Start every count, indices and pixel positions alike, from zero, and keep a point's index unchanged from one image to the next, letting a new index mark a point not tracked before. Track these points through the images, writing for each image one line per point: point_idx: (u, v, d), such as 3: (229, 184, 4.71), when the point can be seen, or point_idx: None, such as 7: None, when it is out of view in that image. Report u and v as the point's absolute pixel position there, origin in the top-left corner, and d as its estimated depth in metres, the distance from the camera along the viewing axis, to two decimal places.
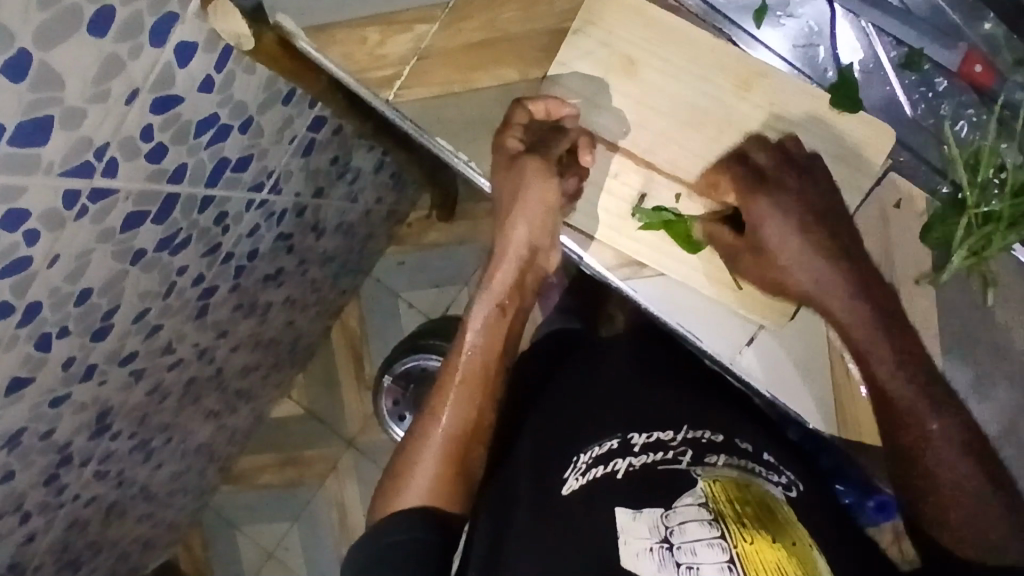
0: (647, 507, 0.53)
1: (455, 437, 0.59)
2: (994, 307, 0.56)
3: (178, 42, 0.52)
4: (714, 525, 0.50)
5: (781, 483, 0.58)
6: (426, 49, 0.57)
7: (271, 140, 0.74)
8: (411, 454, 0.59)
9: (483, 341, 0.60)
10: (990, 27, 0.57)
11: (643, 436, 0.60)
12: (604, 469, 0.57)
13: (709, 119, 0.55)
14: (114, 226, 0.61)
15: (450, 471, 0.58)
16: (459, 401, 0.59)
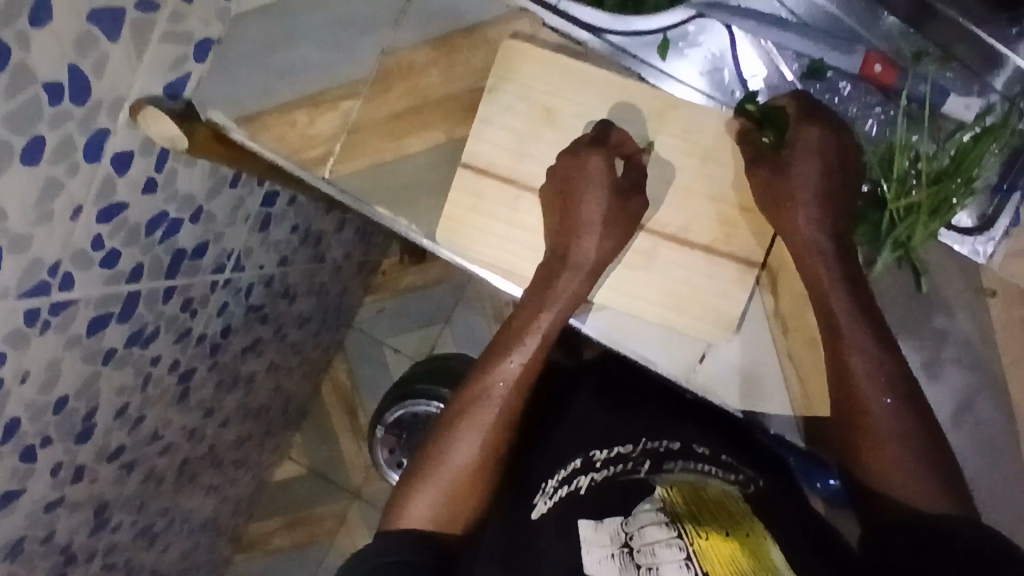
0: (607, 517, 0.52)
1: (482, 467, 0.56)
2: (928, 292, 0.57)
3: (114, 154, 0.55)
4: (672, 525, 0.49)
5: (738, 481, 0.59)
6: (354, 123, 0.58)
7: (226, 223, 0.76)
8: (432, 471, 0.56)
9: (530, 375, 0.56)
10: (889, 23, 0.56)
11: (605, 452, 0.63)
12: (569, 488, 0.59)
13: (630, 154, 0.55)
14: (79, 332, 0.62)
15: (455, 495, 0.55)
16: (495, 434, 0.56)
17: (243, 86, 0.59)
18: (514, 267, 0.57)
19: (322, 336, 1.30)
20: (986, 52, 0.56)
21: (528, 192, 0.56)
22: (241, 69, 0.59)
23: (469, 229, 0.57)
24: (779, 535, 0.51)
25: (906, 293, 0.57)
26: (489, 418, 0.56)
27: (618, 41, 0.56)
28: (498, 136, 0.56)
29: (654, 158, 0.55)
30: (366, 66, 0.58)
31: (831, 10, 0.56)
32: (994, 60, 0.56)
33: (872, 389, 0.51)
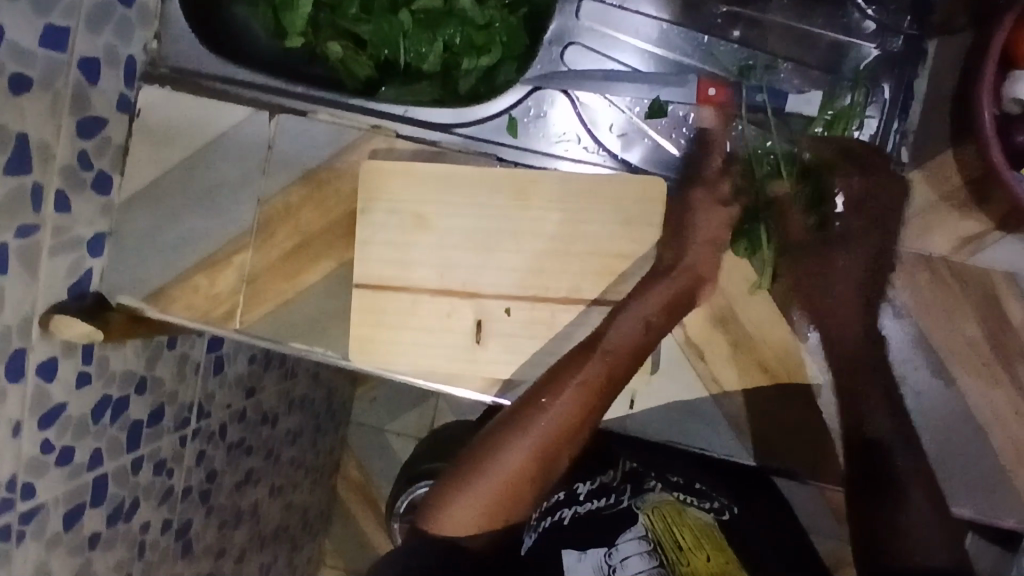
0: (591, 549, 0.62)
1: (516, 477, 0.58)
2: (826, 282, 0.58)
3: (36, 365, 0.58)
4: (654, 555, 0.61)
5: (713, 509, 0.66)
6: (250, 273, 0.61)
7: (176, 381, 0.79)
8: (470, 475, 0.59)
9: (603, 382, 0.56)
10: (708, 42, 0.62)
11: (588, 484, 0.67)
12: (551, 519, 0.65)
13: (506, 237, 0.57)
14: (55, 531, 0.65)
15: (501, 492, 0.59)
16: (519, 446, 0.58)
17: (143, 265, 0.62)
18: (430, 368, 0.58)
19: (320, 442, 1.32)
20: (825, 44, 0.62)
21: (426, 294, 0.58)
22: (139, 252, 0.62)
23: (379, 343, 0.59)
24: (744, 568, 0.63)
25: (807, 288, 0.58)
26: (541, 438, 0.58)
27: (470, 131, 0.61)
28: (380, 251, 0.59)
29: (529, 231, 0.57)
30: (248, 218, 0.61)
31: (653, 51, 0.62)
32: (839, 48, 0.61)
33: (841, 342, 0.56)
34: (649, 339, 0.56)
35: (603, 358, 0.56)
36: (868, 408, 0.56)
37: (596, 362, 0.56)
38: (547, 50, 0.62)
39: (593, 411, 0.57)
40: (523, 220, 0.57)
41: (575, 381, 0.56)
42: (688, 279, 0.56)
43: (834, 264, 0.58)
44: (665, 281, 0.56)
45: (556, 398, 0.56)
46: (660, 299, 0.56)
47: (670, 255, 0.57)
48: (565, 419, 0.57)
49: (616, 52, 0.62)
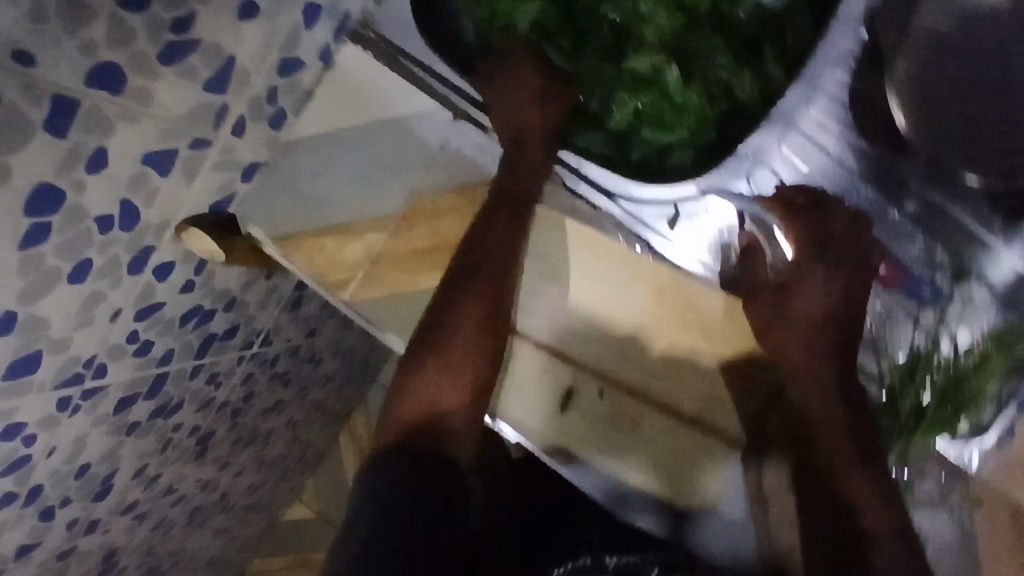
0: None
1: (409, 424, 0.55)
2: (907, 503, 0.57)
3: (156, 263, 0.60)
4: None
5: None
6: (377, 255, 0.62)
7: (257, 307, 0.81)
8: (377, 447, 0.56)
9: (484, 309, 0.57)
10: (911, 207, 0.57)
11: (617, 558, 0.58)
12: None
13: (628, 326, 0.59)
14: (107, 410, 0.67)
15: (416, 419, 0.55)
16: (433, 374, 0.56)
17: (284, 208, 0.64)
18: (509, 412, 0.60)
19: (345, 391, 1.34)
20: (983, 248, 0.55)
21: (527, 343, 0.61)
22: (284, 192, 0.64)
23: None
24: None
25: None
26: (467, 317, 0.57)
27: (631, 208, 0.60)
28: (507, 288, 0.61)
29: (647, 322, 0.59)
30: (395, 204, 0.62)
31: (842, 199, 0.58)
32: None
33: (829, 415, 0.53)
34: (498, 308, 0.58)
35: (475, 296, 0.57)
36: (852, 487, 0.51)
37: (462, 330, 0.57)
38: (737, 156, 0.58)
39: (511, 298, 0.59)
40: (657, 317, 0.59)
41: (459, 328, 0.57)
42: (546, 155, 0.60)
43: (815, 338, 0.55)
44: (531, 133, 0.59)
45: (451, 335, 0.57)
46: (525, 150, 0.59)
47: (511, 107, 0.59)
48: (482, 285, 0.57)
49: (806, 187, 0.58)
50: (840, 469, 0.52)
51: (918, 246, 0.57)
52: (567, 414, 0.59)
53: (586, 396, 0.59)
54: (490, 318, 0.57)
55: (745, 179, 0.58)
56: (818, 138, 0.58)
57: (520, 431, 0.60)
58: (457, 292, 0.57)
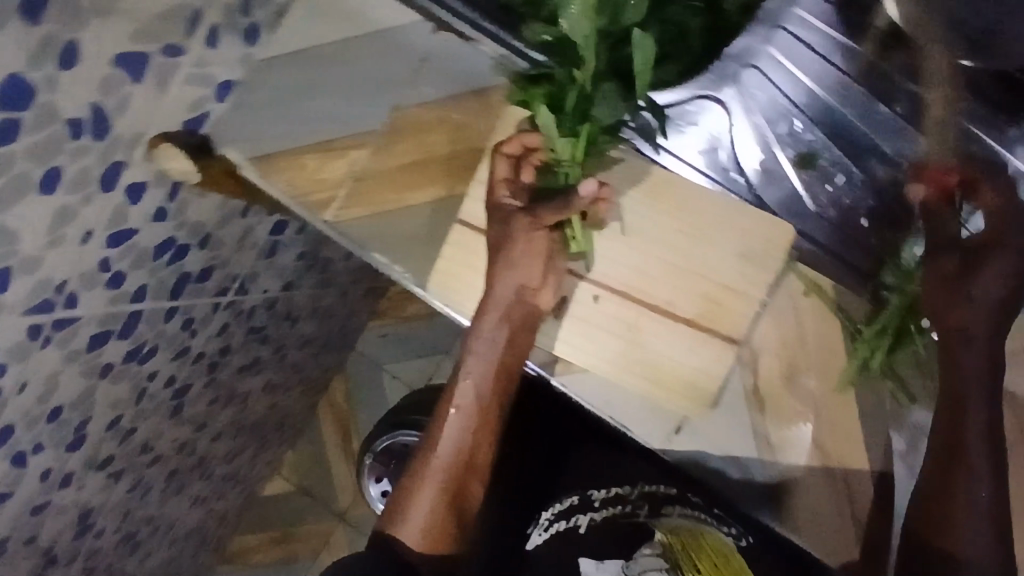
0: (608, 559, 0.62)
1: (447, 485, 0.57)
2: (910, 405, 0.57)
3: (128, 183, 0.57)
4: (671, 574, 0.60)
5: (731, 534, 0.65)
6: (360, 172, 0.61)
7: (234, 250, 0.78)
8: (404, 503, 0.58)
9: (503, 362, 0.56)
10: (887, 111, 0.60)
11: (602, 491, 0.68)
12: (566, 524, 0.66)
13: (622, 231, 0.56)
14: (80, 348, 0.65)
15: (458, 453, 0.57)
16: (457, 425, 0.57)
17: (261, 130, 0.61)
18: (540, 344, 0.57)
19: (323, 356, 1.32)
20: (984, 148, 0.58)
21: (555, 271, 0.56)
22: (259, 114, 0.61)
23: (462, 283, 0.60)
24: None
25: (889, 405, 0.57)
26: (446, 467, 0.57)
27: None
28: None
29: (632, 218, 0.56)
30: (378, 119, 0.61)
31: (828, 101, 0.60)
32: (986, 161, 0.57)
33: (964, 346, 0.52)
34: (511, 358, 0.56)
35: (488, 357, 0.56)
36: (967, 472, 0.51)
37: (470, 377, 0.57)
38: (724, 61, 0.59)
39: (492, 427, 0.58)
40: (650, 220, 0.56)
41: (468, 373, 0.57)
42: (519, 304, 0.55)
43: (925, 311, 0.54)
44: (504, 282, 0.54)
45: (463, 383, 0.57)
46: (488, 361, 0.56)
47: (469, 384, 0.57)
48: (463, 437, 0.57)
49: (791, 90, 0.60)
50: (958, 389, 0.52)
51: (904, 139, 0.60)
52: (563, 333, 0.57)
53: (586, 305, 0.56)
54: (505, 372, 0.56)
55: (733, 82, 0.59)
56: (805, 35, 0.61)
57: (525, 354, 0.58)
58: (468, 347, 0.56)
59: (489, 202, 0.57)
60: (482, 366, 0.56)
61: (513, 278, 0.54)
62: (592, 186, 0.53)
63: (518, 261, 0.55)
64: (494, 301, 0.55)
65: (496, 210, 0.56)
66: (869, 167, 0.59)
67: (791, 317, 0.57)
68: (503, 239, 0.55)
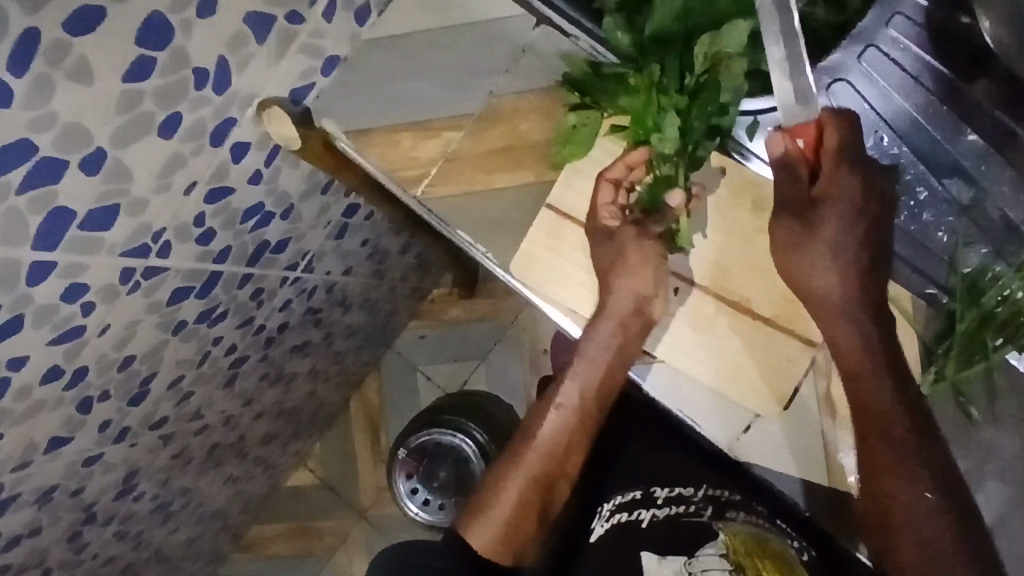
0: (670, 555, 0.63)
1: (537, 482, 0.64)
2: (981, 423, 0.58)
3: (234, 142, 0.60)
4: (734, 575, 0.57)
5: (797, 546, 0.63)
6: (452, 153, 0.63)
7: (309, 225, 0.81)
8: (493, 491, 0.65)
9: (612, 373, 0.60)
10: (973, 139, 0.62)
11: (665, 490, 0.70)
12: (628, 517, 0.68)
13: (715, 227, 0.59)
14: (161, 299, 0.67)
15: (550, 450, 0.64)
16: (557, 427, 0.63)
17: (362, 106, 0.64)
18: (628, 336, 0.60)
19: (364, 350, 1.33)
20: None
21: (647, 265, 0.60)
22: (362, 90, 0.64)
23: (547, 268, 0.62)
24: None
25: (957, 422, 0.58)
26: (536, 461, 0.64)
27: None
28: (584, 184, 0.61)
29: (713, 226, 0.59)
30: (474, 103, 0.63)
31: (916, 117, 0.63)
32: None
33: None
34: (616, 374, 0.60)
35: (597, 369, 0.60)
36: None
37: (573, 384, 0.62)
38: (817, 73, 0.63)
39: (588, 433, 0.64)
40: (719, 220, 0.59)
41: (571, 379, 0.62)
42: (636, 313, 0.57)
43: (818, 231, 0.56)
44: (625, 289, 0.57)
45: (568, 390, 0.62)
46: (593, 370, 0.60)
47: (574, 386, 0.62)
48: (557, 436, 0.63)
49: (881, 105, 0.63)
50: None
51: (991, 163, 0.62)
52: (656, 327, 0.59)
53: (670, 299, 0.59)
54: (610, 388, 0.61)
55: (822, 94, 0.63)
56: (896, 54, 0.63)
57: None
58: (583, 352, 0.60)
59: (591, 224, 0.59)
60: (589, 371, 0.61)
61: (631, 284, 0.57)
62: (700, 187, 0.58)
63: (610, 246, 0.58)
64: (613, 309, 0.58)
65: (603, 229, 0.59)
66: (951, 186, 0.62)
67: None
68: (613, 250, 0.58)
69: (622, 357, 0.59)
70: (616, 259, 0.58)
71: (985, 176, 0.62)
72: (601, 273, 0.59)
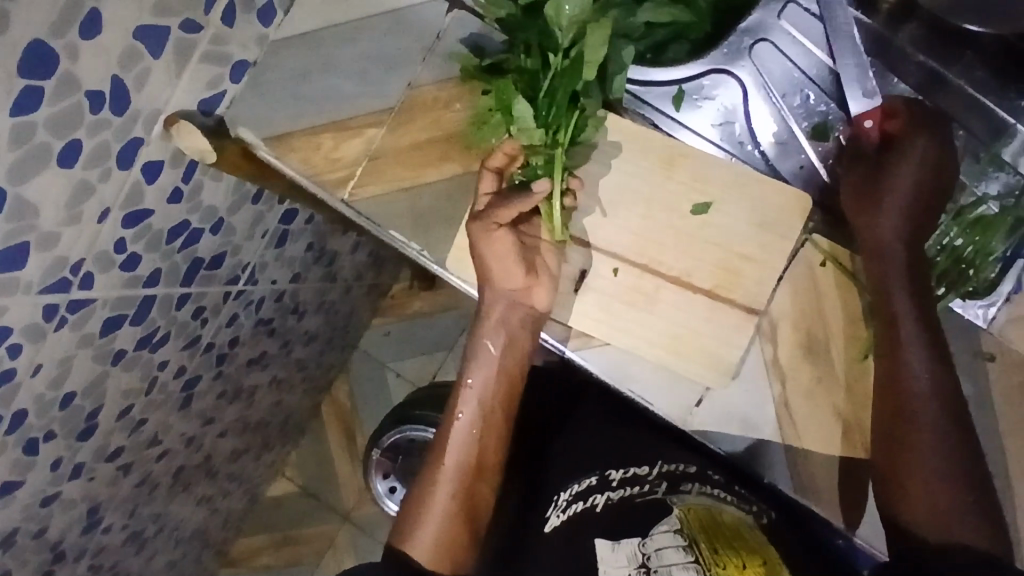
0: (624, 538, 0.59)
1: (459, 487, 0.62)
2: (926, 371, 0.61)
3: (145, 161, 0.58)
4: (689, 550, 0.56)
5: (753, 512, 0.63)
6: (376, 151, 0.61)
7: (244, 237, 0.78)
8: (417, 509, 0.62)
9: (508, 367, 0.62)
10: (901, 88, 0.63)
11: (620, 472, 0.67)
12: (584, 503, 0.65)
13: (652, 202, 0.59)
14: (93, 331, 0.64)
15: (465, 453, 0.62)
16: (463, 431, 0.62)
17: (275, 109, 0.61)
18: (575, 323, 0.59)
19: (328, 353, 1.31)
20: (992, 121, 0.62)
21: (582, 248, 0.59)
22: (276, 92, 0.61)
23: None
24: (788, 563, 0.58)
25: None
26: (455, 473, 0.62)
27: (637, 90, 0.63)
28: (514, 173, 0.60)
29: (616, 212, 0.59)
30: (392, 97, 0.61)
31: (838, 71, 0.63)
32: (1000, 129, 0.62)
33: None
34: (515, 366, 0.62)
35: (489, 365, 0.62)
36: None
37: (472, 388, 0.62)
38: (738, 36, 0.63)
39: (498, 431, 0.63)
40: (639, 193, 0.59)
41: (471, 382, 0.62)
42: (521, 309, 0.60)
43: (903, 176, 0.58)
44: (499, 292, 0.59)
45: (466, 392, 0.62)
46: (490, 368, 0.62)
47: (473, 391, 0.62)
48: (471, 442, 0.62)
49: (805, 63, 0.63)
50: None
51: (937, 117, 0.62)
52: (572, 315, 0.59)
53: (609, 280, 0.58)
54: (508, 383, 0.63)
55: (746, 57, 0.63)
56: (817, 10, 0.63)
57: (563, 341, 0.60)
58: (473, 355, 0.62)
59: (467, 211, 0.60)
60: (484, 370, 0.62)
61: (506, 285, 0.59)
62: (577, 184, 0.58)
63: (500, 246, 0.58)
64: (499, 304, 0.60)
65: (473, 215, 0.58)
66: None
67: (806, 285, 0.60)
68: (488, 247, 0.58)
69: (512, 346, 0.61)
70: (481, 247, 0.58)
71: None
72: (485, 271, 0.59)
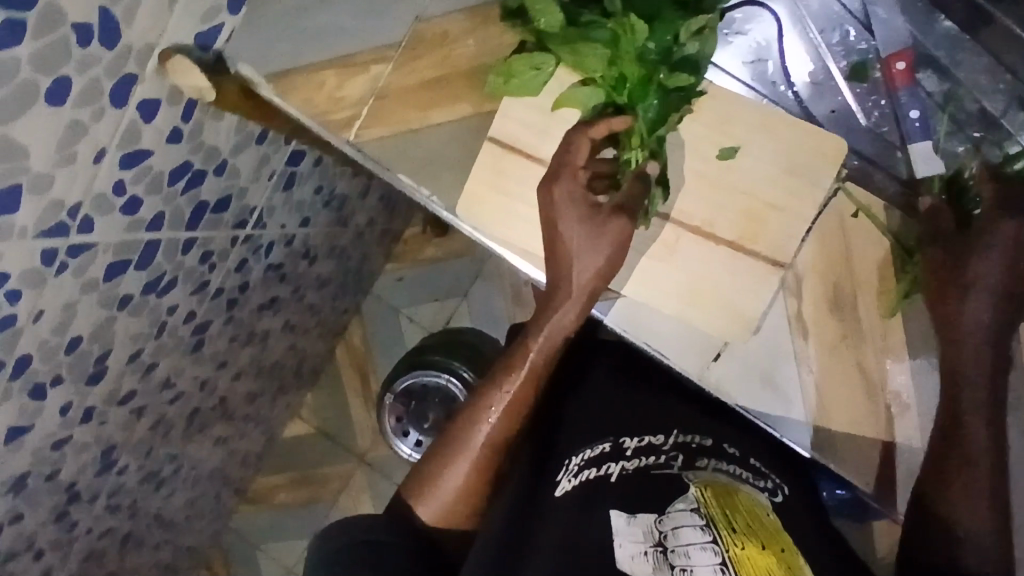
0: (641, 512, 0.54)
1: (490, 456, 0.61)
2: None
3: (140, 100, 0.55)
4: (708, 529, 0.51)
5: (767, 489, 0.62)
6: (383, 89, 0.58)
7: (250, 180, 0.76)
8: (439, 469, 0.61)
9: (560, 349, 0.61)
10: (946, 26, 0.64)
11: (635, 440, 0.63)
12: (597, 471, 0.60)
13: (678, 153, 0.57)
14: (96, 276, 0.63)
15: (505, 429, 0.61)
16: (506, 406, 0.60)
17: (275, 45, 0.58)
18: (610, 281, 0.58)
19: (340, 298, 1.30)
20: None
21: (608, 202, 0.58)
22: (275, 27, 0.57)
23: (490, 205, 0.59)
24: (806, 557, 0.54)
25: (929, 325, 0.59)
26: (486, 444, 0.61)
27: None
28: (528, 114, 0.58)
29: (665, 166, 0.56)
30: (399, 31, 0.57)
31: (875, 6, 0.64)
32: None
33: None
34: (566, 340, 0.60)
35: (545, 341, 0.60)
36: None
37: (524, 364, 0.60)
38: None
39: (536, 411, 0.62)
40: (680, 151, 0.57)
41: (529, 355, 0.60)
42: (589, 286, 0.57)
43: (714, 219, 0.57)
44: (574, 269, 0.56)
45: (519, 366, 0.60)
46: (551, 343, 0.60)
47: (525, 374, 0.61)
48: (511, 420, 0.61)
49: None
50: None
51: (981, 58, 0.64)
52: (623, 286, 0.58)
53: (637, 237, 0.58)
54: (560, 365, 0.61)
55: None
56: None
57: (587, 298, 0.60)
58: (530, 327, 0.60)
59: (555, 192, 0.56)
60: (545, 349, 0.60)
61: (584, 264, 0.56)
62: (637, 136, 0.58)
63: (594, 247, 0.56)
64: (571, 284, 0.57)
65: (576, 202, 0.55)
66: (925, 79, 0.64)
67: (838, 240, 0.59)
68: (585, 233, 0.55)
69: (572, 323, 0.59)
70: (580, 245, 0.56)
71: (959, 65, 0.64)
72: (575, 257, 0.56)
